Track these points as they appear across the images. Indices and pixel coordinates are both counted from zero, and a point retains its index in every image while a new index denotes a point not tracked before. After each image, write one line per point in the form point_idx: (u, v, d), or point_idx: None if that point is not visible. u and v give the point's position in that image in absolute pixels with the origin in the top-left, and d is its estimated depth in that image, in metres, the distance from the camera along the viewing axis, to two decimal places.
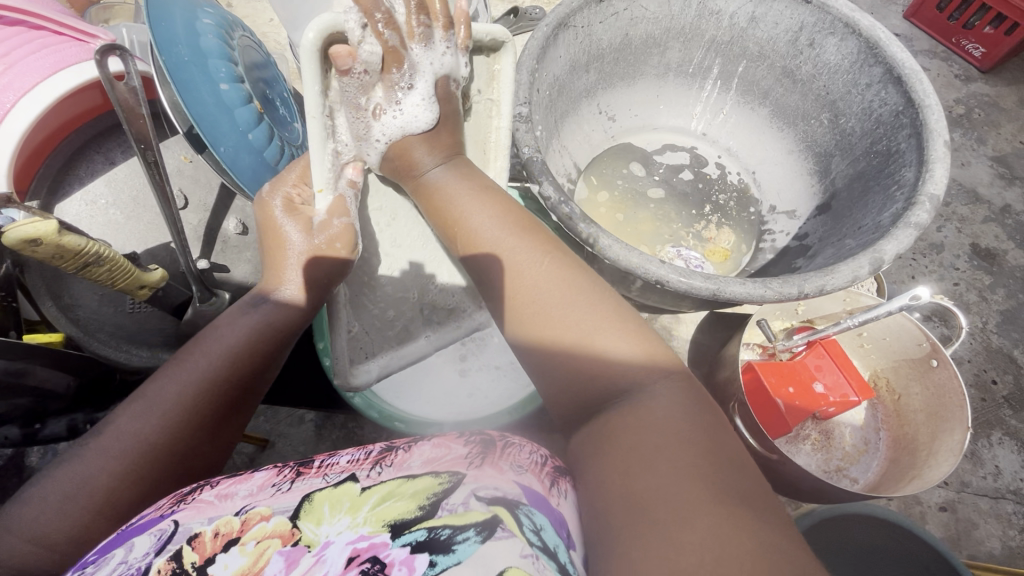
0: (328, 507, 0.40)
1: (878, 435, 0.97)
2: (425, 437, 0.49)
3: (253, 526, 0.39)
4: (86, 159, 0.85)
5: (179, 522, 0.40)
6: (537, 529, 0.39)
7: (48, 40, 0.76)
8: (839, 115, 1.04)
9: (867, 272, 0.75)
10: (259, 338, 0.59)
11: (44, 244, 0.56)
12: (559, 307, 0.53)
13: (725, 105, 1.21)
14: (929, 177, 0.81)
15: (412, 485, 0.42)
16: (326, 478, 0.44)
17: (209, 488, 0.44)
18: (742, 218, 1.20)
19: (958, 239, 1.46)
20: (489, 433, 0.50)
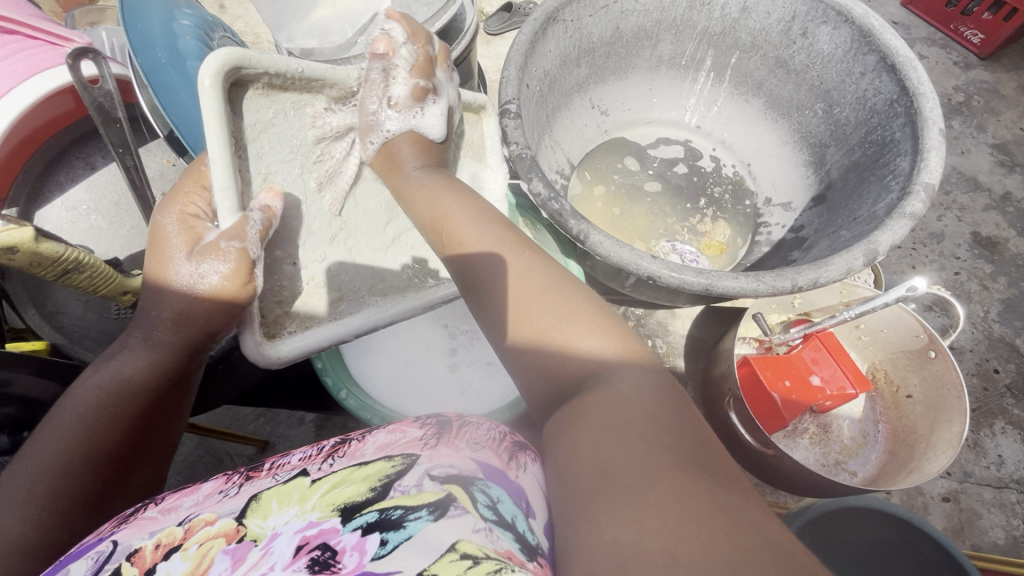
0: (276, 502, 0.40)
1: (876, 427, 0.96)
2: (379, 426, 0.49)
3: (197, 532, 0.39)
4: (66, 166, 0.84)
5: (118, 542, 0.39)
6: (492, 503, 0.39)
7: (23, 45, 0.76)
8: (834, 104, 1.03)
9: (861, 264, 0.74)
10: (122, 389, 0.53)
11: (22, 251, 0.56)
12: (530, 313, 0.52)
13: (719, 97, 1.19)
14: (923, 166, 0.80)
15: (364, 471, 0.42)
16: (274, 478, 0.44)
17: (153, 505, 0.44)
18: (737, 211, 1.19)
19: (959, 227, 1.45)
20: (446, 415, 0.50)
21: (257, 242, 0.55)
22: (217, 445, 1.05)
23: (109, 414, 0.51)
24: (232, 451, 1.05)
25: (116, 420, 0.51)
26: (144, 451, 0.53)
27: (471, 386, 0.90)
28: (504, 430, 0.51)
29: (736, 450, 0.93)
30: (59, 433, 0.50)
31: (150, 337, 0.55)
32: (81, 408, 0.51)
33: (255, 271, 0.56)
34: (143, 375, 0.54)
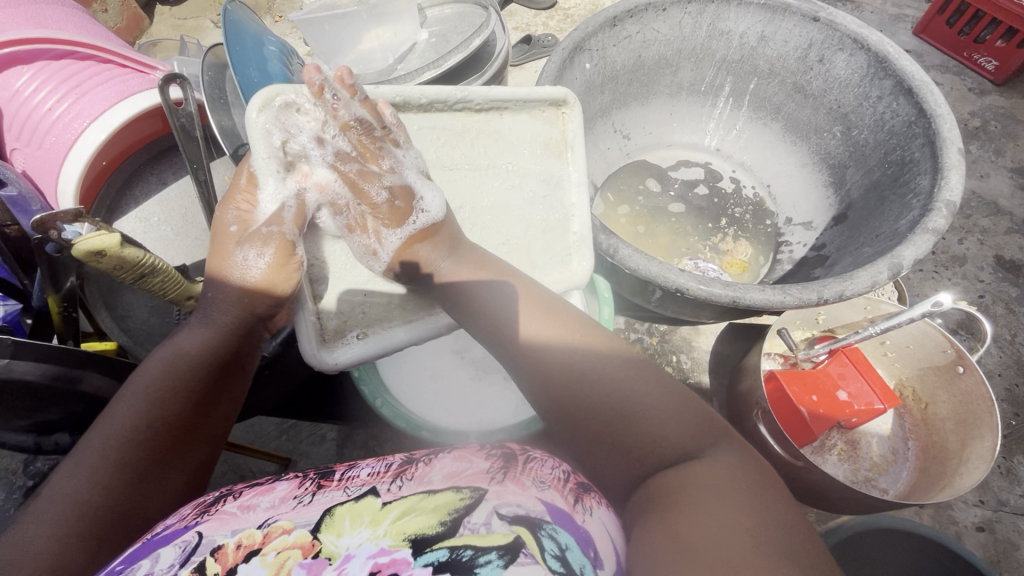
0: (349, 521, 0.42)
1: (906, 445, 0.96)
2: (446, 452, 0.52)
3: (274, 539, 0.41)
4: (141, 182, 0.90)
5: (204, 534, 0.42)
6: (560, 550, 0.40)
7: (115, 72, 0.83)
8: (852, 127, 1.06)
9: (886, 278, 0.76)
10: (178, 370, 0.55)
11: (108, 256, 0.59)
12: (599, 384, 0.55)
13: (738, 121, 1.24)
14: (943, 185, 0.82)
15: (432, 500, 0.44)
16: (346, 492, 0.46)
17: (232, 500, 0.47)
18: (758, 230, 1.21)
19: (981, 251, 1.45)
20: (512, 449, 0.54)
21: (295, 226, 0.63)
22: (241, 461, 1.07)
23: (171, 383, 0.54)
24: (257, 468, 1.07)
25: (180, 395, 0.54)
26: (201, 432, 0.55)
27: (494, 399, 0.91)
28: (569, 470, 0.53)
29: None
30: (128, 410, 0.52)
31: (210, 318, 0.60)
32: (145, 387, 0.53)
33: (295, 251, 0.64)
34: (202, 350, 0.57)
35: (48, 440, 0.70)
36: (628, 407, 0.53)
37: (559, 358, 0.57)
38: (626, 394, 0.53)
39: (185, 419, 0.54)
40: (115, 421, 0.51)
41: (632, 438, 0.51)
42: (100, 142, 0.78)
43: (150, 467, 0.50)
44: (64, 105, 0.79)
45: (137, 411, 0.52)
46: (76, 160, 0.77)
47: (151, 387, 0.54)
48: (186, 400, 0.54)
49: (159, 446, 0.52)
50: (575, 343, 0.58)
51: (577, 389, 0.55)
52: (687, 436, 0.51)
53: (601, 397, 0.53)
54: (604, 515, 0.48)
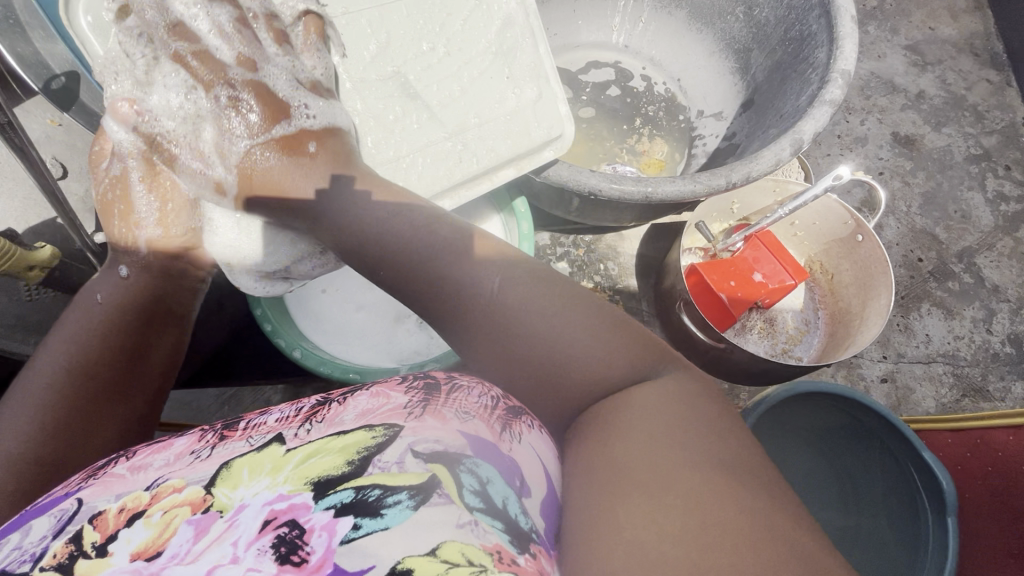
0: (247, 471, 0.39)
1: (817, 314, 1.03)
2: (362, 389, 0.48)
3: (164, 498, 0.37)
4: None
5: (83, 501, 0.38)
6: (479, 484, 0.39)
7: None
8: (753, 6, 1.02)
9: (789, 154, 0.77)
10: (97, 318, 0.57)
11: None
12: (530, 314, 0.50)
13: (643, 12, 1.18)
14: (839, 55, 0.82)
15: (342, 440, 0.41)
16: (248, 442, 0.42)
17: (122, 462, 0.43)
18: (672, 127, 1.20)
19: (880, 129, 1.52)
20: (435, 377, 0.50)
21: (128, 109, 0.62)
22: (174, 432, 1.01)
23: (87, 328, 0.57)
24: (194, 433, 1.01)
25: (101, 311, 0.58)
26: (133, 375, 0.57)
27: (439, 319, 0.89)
28: (499, 393, 0.51)
29: (692, 351, 0.99)
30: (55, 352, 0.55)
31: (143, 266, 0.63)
32: (76, 327, 0.57)
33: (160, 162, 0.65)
34: (114, 296, 0.60)
35: None
36: (534, 329, 0.50)
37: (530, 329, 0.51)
38: (575, 330, 0.49)
39: (108, 360, 0.56)
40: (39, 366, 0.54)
41: (572, 372, 0.49)
42: None
43: (77, 423, 0.51)
44: None
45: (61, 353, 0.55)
46: None
47: (70, 331, 0.56)
48: (102, 338, 0.56)
49: (88, 395, 0.53)
50: (500, 266, 0.53)
51: (510, 318, 0.51)
52: (624, 365, 0.49)
53: (536, 322, 0.50)
54: (536, 437, 0.49)
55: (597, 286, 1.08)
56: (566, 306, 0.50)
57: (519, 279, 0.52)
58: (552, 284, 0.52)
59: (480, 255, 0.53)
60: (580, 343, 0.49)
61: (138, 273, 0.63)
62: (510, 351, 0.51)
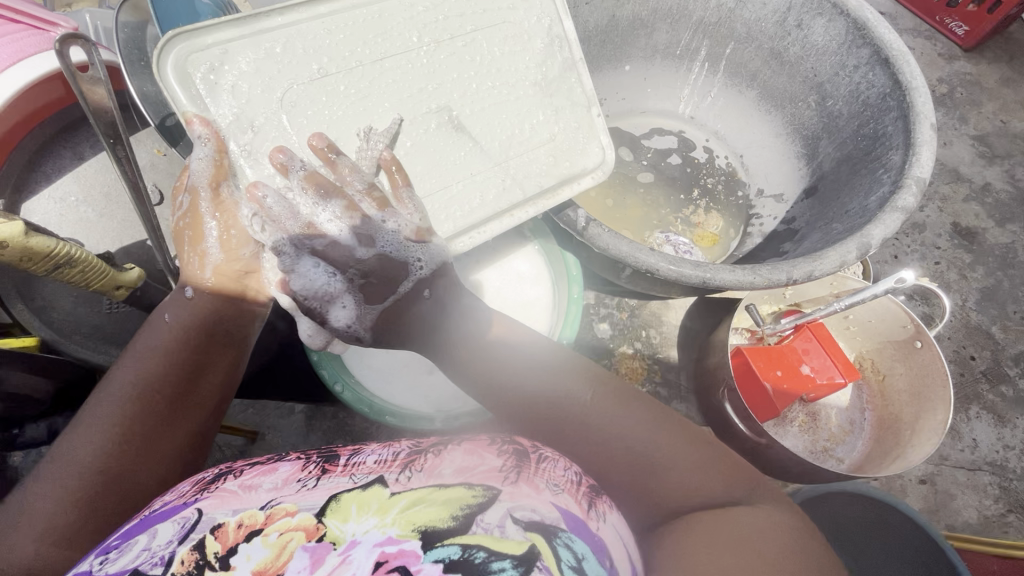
0: (356, 506, 0.40)
1: (863, 415, 0.99)
2: (457, 443, 0.48)
3: (277, 520, 0.39)
4: (53, 156, 0.86)
5: (202, 512, 0.40)
6: (576, 562, 0.38)
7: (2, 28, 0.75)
8: (826, 97, 1.03)
9: (855, 257, 0.75)
10: (167, 343, 0.59)
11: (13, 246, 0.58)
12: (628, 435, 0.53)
13: (713, 88, 1.20)
14: (915, 161, 0.81)
15: (444, 494, 0.41)
16: (352, 479, 0.43)
17: (232, 478, 0.45)
18: (730, 202, 1.20)
19: (940, 218, 1.48)
20: (524, 443, 0.50)
21: (205, 127, 0.60)
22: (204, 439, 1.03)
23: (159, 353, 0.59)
24: (221, 442, 1.02)
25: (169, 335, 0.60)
26: (193, 395, 0.60)
27: None
28: (580, 470, 0.51)
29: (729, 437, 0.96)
30: (125, 374, 0.57)
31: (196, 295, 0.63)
32: (148, 348, 0.59)
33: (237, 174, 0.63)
34: (184, 321, 0.61)
35: None
36: (647, 455, 0.52)
37: (619, 432, 0.53)
38: (674, 462, 0.51)
39: (171, 382, 0.58)
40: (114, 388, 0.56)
41: (664, 490, 0.50)
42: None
43: (139, 435, 0.55)
44: None
45: (133, 374, 0.57)
46: None
47: (141, 353, 0.59)
48: (167, 363, 0.58)
49: (151, 413, 0.56)
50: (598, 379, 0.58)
51: (612, 445, 0.53)
52: (714, 487, 0.49)
53: (637, 452, 0.52)
54: (616, 520, 0.46)
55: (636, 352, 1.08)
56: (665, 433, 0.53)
57: (618, 397, 0.56)
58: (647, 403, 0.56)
59: (575, 359, 0.60)
60: (673, 463, 0.51)
61: (201, 295, 0.63)
62: (595, 448, 0.54)
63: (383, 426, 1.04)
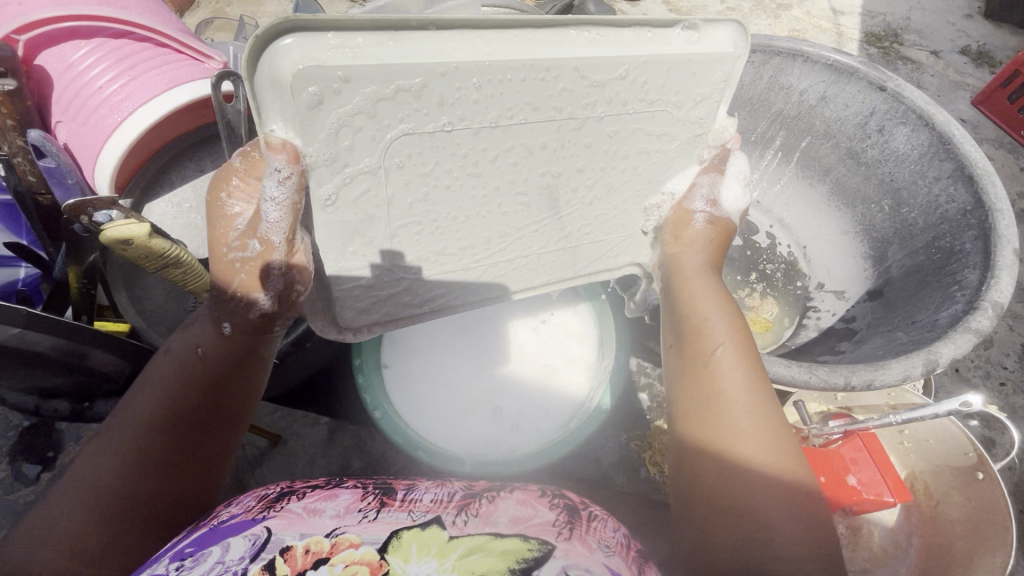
0: (415, 547, 0.44)
1: (910, 539, 0.91)
2: (508, 495, 0.54)
3: (341, 551, 0.44)
4: (178, 166, 0.85)
5: (272, 532, 0.46)
6: None
7: (173, 56, 0.78)
8: (902, 204, 1.02)
9: (920, 373, 0.73)
10: (193, 365, 0.57)
11: (136, 245, 0.61)
12: (757, 457, 0.54)
13: (782, 177, 1.21)
14: (994, 284, 0.79)
15: (498, 544, 0.45)
16: (411, 516, 0.49)
17: (296, 501, 0.51)
18: (787, 291, 1.18)
19: (1010, 336, 1.40)
20: (574, 502, 0.55)
21: (289, 161, 0.53)
22: None
23: (182, 377, 0.57)
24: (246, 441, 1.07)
25: (196, 355, 0.58)
26: (213, 420, 0.58)
27: (519, 422, 0.90)
28: (626, 533, 0.55)
29: None
30: (148, 393, 0.56)
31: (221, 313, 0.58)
32: (169, 370, 0.57)
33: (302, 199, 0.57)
34: (208, 343, 0.58)
35: (49, 407, 0.74)
36: (764, 483, 0.53)
37: (731, 440, 0.56)
38: (777, 506, 0.52)
39: (193, 407, 0.56)
40: (134, 408, 0.55)
41: (758, 525, 0.51)
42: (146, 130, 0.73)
43: (161, 461, 0.54)
44: (117, 84, 0.74)
45: (156, 395, 0.56)
46: (119, 144, 0.73)
47: (168, 372, 0.57)
48: (192, 387, 0.57)
49: (171, 439, 0.55)
50: (748, 393, 0.59)
51: (732, 456, 0.55)
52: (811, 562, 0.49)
53: (750, 474, 0.54)
54: None
55: None
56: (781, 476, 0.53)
57: (766, 420, 0.57)
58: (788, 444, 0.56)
59: (738, 369, 0.61)
60: (782, 508, 0.52)
61: (231, 325, 0.59)
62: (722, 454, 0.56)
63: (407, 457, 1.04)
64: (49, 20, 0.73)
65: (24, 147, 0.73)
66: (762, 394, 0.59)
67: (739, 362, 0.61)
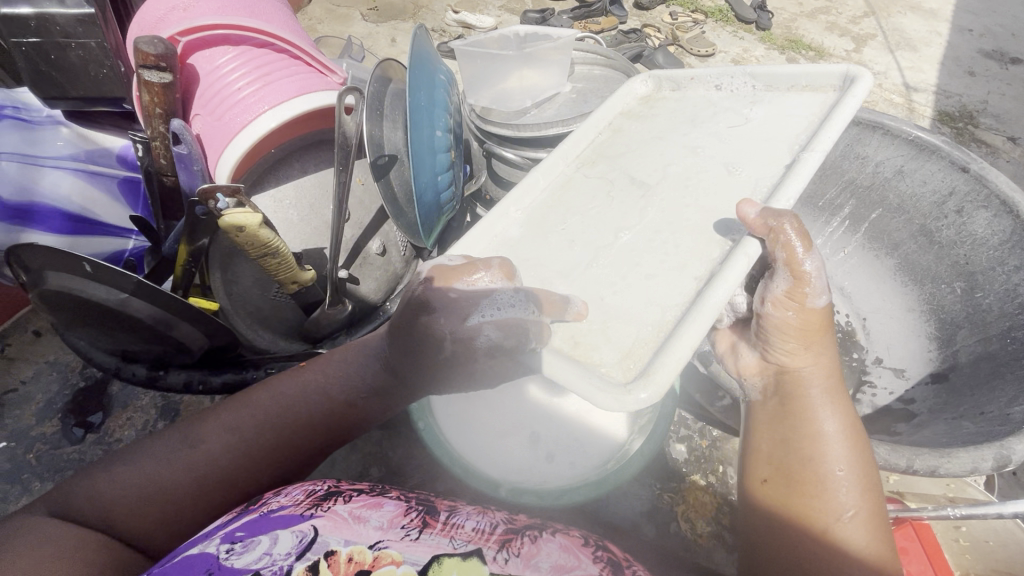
0: (456, 574, 0.43)
1: None
2: (551, 538, 0.52)
3: (383, 566, 0.43)
4: (286, 167, 0.89)
5: (319, 531, 0.45)
6: None
7: (301, 68, 0.86)
8: (976, 288, 0.99)
9: (991, 467, 0.69)
10: (307, 400, 0.68)
11: (246, 232, 0.70)
12: (847, 548, 0.55)
13: (848, 245, 1.19)
14: None
15: None
16: (454, 543, 0.47)
17: (344, 504, 0.50)
18: (842, 361, 1.13)
19: None
20: (617, 558, 0.52)
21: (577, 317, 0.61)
22: None
23: (299, 407, 0.68)
24: None
25: (320, 398, 0.69)
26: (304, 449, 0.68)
27: (556, 453, 0.89)
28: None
29: None
30: (270, 403, 0.67)
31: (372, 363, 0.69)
32: (292, 392, 0.69)
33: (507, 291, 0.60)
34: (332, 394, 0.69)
35: (129, 370, 0.83)
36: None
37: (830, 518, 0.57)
38: None
39: (297, 433, 0.67)
40: (257, 412, 0.66)
41: None
42: (270, 129, 0.80)
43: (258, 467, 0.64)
44: (252, 88, 0.81)
45: (274, 409, 0.67)
46: (245, 140, 0.79)
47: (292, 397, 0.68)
48: (303, 418, 0.68)
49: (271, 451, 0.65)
50: (855, 483, 0.59)
51: (821, 538, 0.56)
52: None
53: (834, 561, 0.55)
54: None
55: (709, 486, 1.01)
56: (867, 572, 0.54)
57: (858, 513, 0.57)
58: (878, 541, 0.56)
59: (846, 455, 0.60)
60: None
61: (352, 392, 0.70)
62: (810, 535, 0.57)
63: (433, 473, 1.04)
64: (208, 27, 0.82)
65: (164, 133, 0.82)
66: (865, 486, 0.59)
67: (847, 450, 0.61)
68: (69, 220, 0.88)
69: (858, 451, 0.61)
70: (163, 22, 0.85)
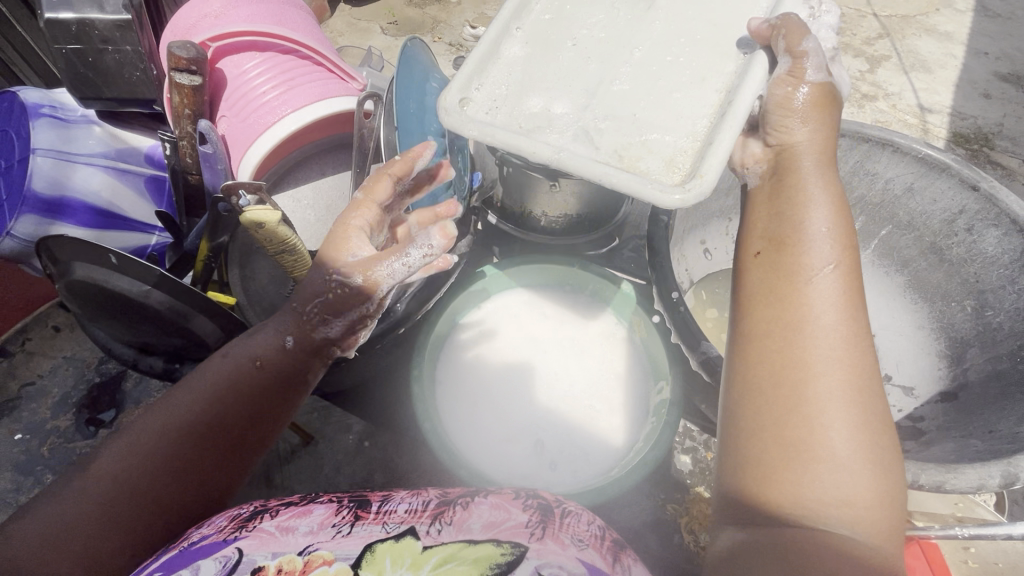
0: (390, 560, 0.45)
1: None
2: (483, 498, 0.53)
3: (315, 569, 0.45)
4: (304, 168, 0.94)
5: (241, 552, 0.46)
6: None
7: (323, 74, 0.89)
8: (986, 306, 0.99)
9: (998, 484, 0.69)
10: (241, 374, 0.60)
11: (266, 229, 0.72)
12: (834, 436, 0.49)
13: (858, 261, 1.19)
14: None
15: (473, 550, 0.46)
16: (385, 528, 0.49)
17: (269, 518, 0.50)
18: None
19: None
20: (549, 499, 0.55)
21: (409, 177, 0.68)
22: None
23: (233, 382, 0.59)
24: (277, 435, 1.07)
25: (255, 361, 0.61)
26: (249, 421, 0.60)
27: (558, 460, 0.90)
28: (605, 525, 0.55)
29: None
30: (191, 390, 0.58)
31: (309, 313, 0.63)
32: (219, 369, 0.59)
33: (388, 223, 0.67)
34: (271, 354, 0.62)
35: (146, 362, 0.85)
36: (833, 467, 0.48)
37: (817, 412, 0.50)
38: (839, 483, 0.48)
39: (236, 406, 0.59)
40: (174, 402, 0.57)
41: (813, 500, 0.48)
42: (292, 131, 0.83)
43: (190, 456, 0.56)
44: (276, 92, 0.85)
45: (196, 395, 0.58)
46: (269, 141, 0.82)
47: (220, 373, 0.59)
48: (239, 392, 0.59)
49: (203, 436, 0.57)
50: (838, 368, 0.51)
51: (802, 427, 0.50)
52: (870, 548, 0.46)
53: (820, 448, 0.49)
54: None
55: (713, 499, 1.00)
56: (850, 459, 0.48)
57: (844, 400, 0.50)
58: (867, 425, 0.50)
59: (835, 347, 0.52)
60: (840, 492, 0.48)
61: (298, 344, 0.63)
62: (787, 432, 0.51)
63: (439, 476, 1.05)
64: (237, 33, 0.85)
65: (191, 134, 0.86)
66: (853, 372, 0.51)
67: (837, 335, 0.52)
68: (97, 215, 0.91)
69: (856, 340, 0.52)
70: (195, 29, 0.87)
